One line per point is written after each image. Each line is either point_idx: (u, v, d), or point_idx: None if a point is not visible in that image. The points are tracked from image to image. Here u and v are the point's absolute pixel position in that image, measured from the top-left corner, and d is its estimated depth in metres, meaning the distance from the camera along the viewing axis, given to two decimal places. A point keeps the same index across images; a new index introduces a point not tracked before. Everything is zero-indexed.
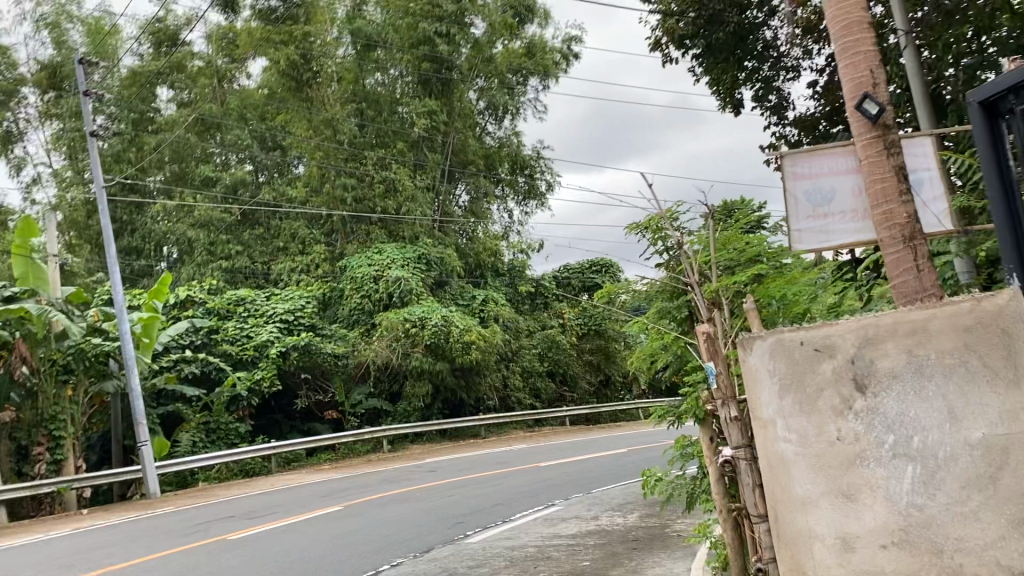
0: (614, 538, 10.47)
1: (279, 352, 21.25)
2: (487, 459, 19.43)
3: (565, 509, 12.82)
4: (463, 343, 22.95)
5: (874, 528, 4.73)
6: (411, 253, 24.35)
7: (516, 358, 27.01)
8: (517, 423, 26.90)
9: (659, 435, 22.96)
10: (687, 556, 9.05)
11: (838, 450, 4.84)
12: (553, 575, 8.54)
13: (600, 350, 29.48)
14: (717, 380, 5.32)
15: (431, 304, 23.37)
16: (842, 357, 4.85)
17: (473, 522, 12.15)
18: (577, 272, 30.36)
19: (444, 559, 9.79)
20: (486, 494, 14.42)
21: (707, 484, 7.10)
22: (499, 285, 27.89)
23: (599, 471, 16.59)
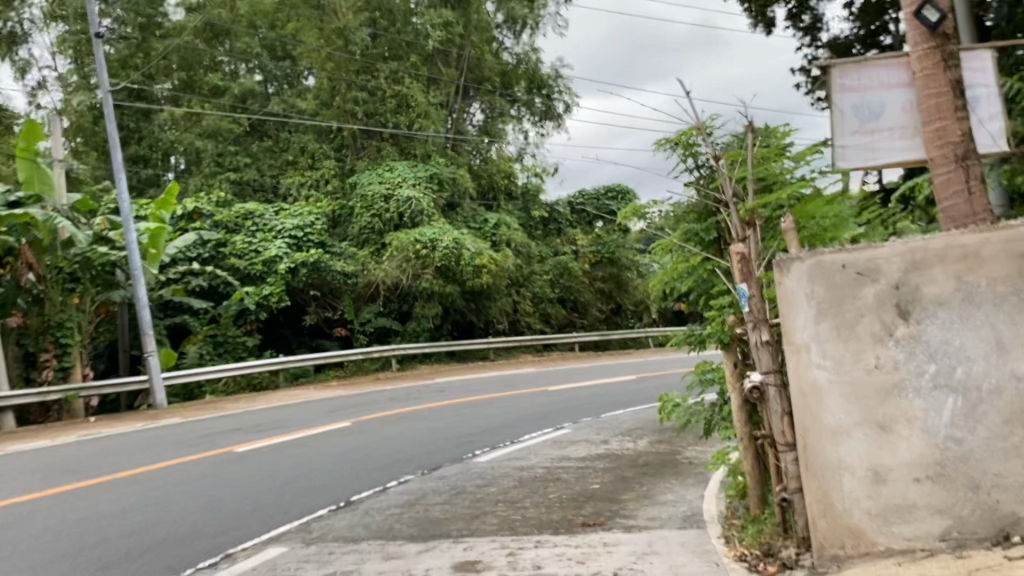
0: (624, 463, 10.35)
1: (288, 268, 21.10)
2: (495, 382, 19.37)
3: (574, 432, 12.72)
4: (474, 266, 22.72)
5: (908, 460, 4.53)
6: (424, 172, 23.95)
7: (527, 284, 26.75)
8: (525, 347, 26.87)
9: (669, 364, 22.84)
10: (699, 483, 8.91)
11: (874, 379, 4.60)
12: (563, 496, 8.42)
13: (612, 278, 29.23)
14: (750, 303, 5.00)
15: (442, 224, 23.05)
16: (886, 282, 4.60)
17: (481, 442, 12.06)
18: (592, 198, 29.85)
19: (452, 477, 9.70)
20: (495, 416, 14.33)
21: (727, 411, 6.86)
22: (512, 209, 27.48)
23: (609, 396, 16.49)
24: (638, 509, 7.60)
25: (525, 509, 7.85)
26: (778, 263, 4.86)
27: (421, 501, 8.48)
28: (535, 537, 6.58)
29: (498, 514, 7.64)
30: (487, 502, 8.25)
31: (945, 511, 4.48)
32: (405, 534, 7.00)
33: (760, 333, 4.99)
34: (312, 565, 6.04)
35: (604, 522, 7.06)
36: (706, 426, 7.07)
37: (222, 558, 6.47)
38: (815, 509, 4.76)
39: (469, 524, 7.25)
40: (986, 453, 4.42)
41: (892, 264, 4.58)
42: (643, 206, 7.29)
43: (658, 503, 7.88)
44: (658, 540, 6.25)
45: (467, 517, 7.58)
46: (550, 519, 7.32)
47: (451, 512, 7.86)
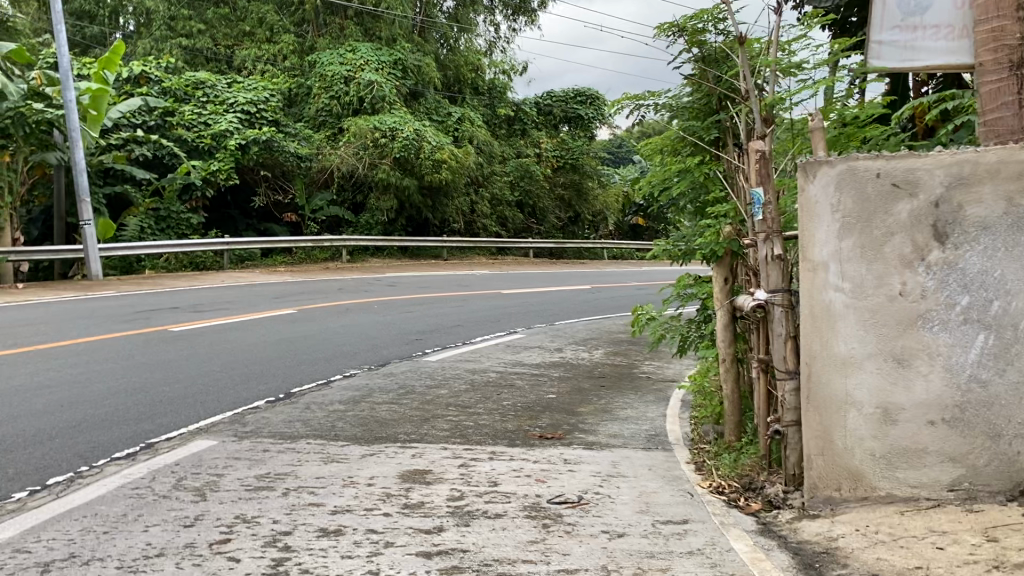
0: (581, 373, 9.88)
1: (238, 144, 19.88)
2: (448, 281, 18.77)
3: (528, 338, 12.23)
4: (434, 161, 21.61)
5: (924, 401, 4.03)
6: (388, 56, 22.67)
7: (487, 184, 25.72)
8: (480, 249, 26.23)
9: (624, 276, 22.42)
10: (660, 399, 8.47)
11: (896, 308, 4.06)
12: (517, 403, 7.93)
13: (573, 185, 28.42)
14: (764, 211, 4.35)
15: (403, 112, 22.02)
16: (926, 198, 4.00)
17: (431, 341, 11.49)
18: (560, 100, 28.80)
19: (401, 376, 9.15)
20: (445, 315, 13.74)
21: (708, 330, 6.29)
22: (477, 104, 26.15)
23: (563, 304, 16.01)
24: (599, 423, 7.11)
25: (479, 415, 7.31)
26: (803, 167, 4.23)
27: (366, 399, 7.89)
28: (490, 448, 6.04)
29: (450, 420, 7.08)
30: (438, 406, 7.70)
31: (958, 460, 4.02)
32: (349, 434, 6.42)
33: (773, 247, 4.38)
34: (243, 464, 5.41)
35: (563, 436, 6.54)
36: (682, 345, 6.47)
37: (143, 448, 5.80)
38: (813, 445, 4.27)
39: (417, 429, 6.68)
40: (1013, 399, 3.95)
41: (935, 179, 3.97)
42: (636, 98, 6.51)
43: (621, 418, 7.40)
44: (623, 461, 5.75)
45: (416, 420, 7.02)
46: (505, 428, 6.79)
47: (398, 413, 7.28)
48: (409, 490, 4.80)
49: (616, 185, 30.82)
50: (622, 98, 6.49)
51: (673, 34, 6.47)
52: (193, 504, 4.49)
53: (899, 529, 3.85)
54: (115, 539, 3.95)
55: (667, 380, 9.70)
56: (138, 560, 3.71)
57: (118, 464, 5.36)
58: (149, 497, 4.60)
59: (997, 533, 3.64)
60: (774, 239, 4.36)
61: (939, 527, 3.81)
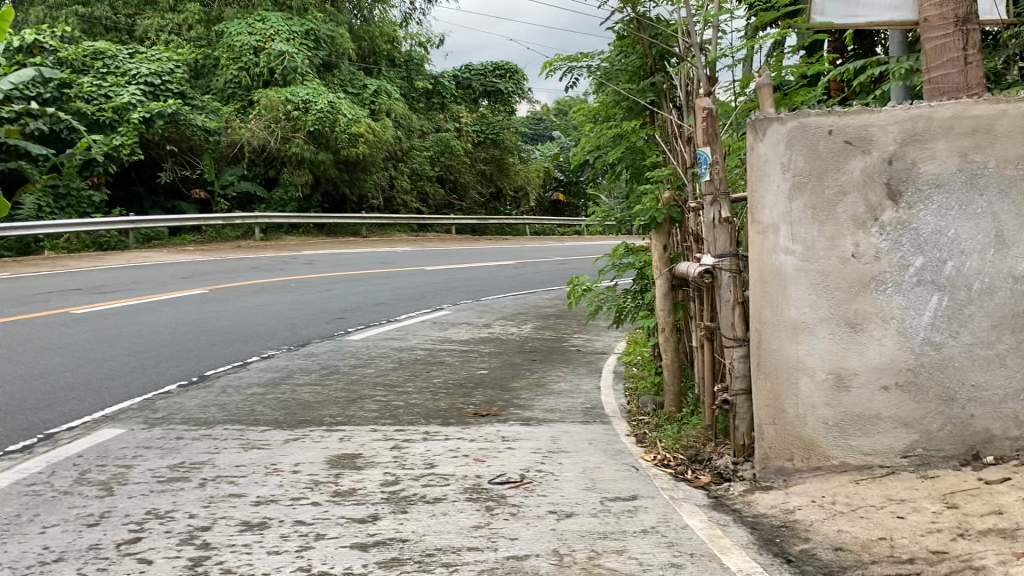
0: (511, 348, 9.63)
1: (142, 118, 18.86)
2: (368, 258, 18.28)
3: (454, 314, 11.92)
4: (350, 134, 21.00)
5: (878, 365, 3.91)
6: (300, 26, 21.83)
7: (405, 159, 25.24)
8: (401, 226, 25.68)
9: (548, 251, 22.28)
10: (594, 372, 8.30)
11: (849, 271, 3.91)
12: (448, 381, 7.64)
13: (494, 161, 27.99)
14: (712, 170, 4.11)
15: (317, 85, 21.29)
16: (879, 155, 3.85)
17: (354, 319, 11.08)
18: (479, 73, 28.34)
19: (324, 356, 8.74)
20: (367, 293, 13.31)
21: (645, 299, 6.10)
22: (394, 77, 25.51)
23: (488, 280, 15.76)
24: (534, 399, 6.88)
25: (408, 394, 6.98)
26: (752, 125, 4.02)
27: (287, 381, 7.48)
28: (423, 428, 5.74)
29: (378, 400, 6.74)
30: (365, 385, 7.34)
31: (913, 425, 3.91)
32: (271, 418, 6.03)
33: (720, 210, 4.14)
34: (155, 454, 4.97)
35: (498, 413, 6.28)
36: (619, 316, 6.26)
37: (42, 440, 5.30)
38: (764, 414, 4.10)
39: (344, 410, 6.32)
40: (967, 361, 3.85)
41: (888, 135, 3.83)
42: (569, 59, 6.25)
43: (556, 393, 7.18)
44: (563, 436, 5.52)
45: (343, 401, 6.65)
46: (437, 407, 6.48)
47: (322, 394, 6.90)
48: (339, 477, 4.46)
49: (537, 161, 30.64)
50: (553, 59, 6.23)
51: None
52: (98, 500, 4.06)
53: (855, 499, 3.73)
54: (7, 544, 3.51)
55: (599, 353, 9.54)
56: (34, 567, 3.29)
57: (13, 458, 4.86)
58: (47, 495, 4.14)
59: (957, 499, 3.54)
60: (721, 201, 4.13)
61: (896, 495, 3.70)
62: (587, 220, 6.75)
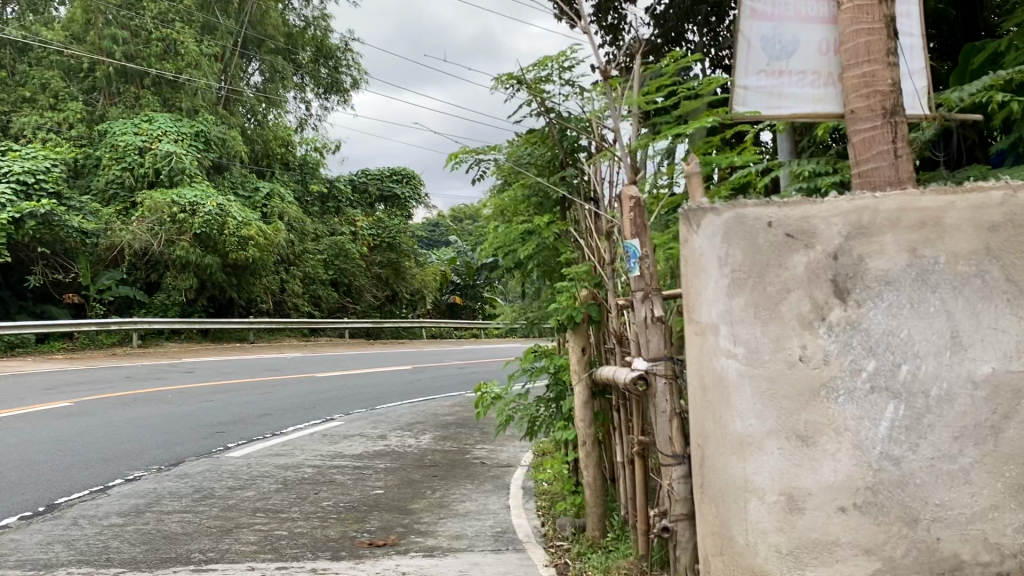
0: (409, 462, 8.87)
1: (11, 218, 17.49)
2: (256, 365, 17.22)
3: (347, 425, 11.06)
4: (239, 238, 20.29)
5: (833, 484, 3.45)
6: (189, 128, 21.02)
7: (298, 263, 24.49)
8: (291, 331, 24.66)
9: (447, 355, 21.73)
10: (501, 488, 7.64)
11: (798, 377, 3.48)
12: (338, 503, 6.83)
13: (390, 264, 27.59)
14: (641, 265, 3.67)
15: (206, 186, 20.48)
16: (824, 249, 3.48)
17: (235, 434, 10.08)
18: (376, 178, 28.33)
19: (198, 477, 7.77)
20: (251, 403, 12.29)
21: (559, 408, 5.60)
22: (287, 181, 24.92)
23: (383, 387, 14.96)
24: (437, 523, 6.16)
25: (294, 522, 6.14)
26: (685, 215, 3.63)
27: (152, 508, 6.52)
28: (309, 565, 4.96)
29: (257, 530, 5.89)
30: (243, 512, 6.47)
31: (875, 551, 3.45)
32: (126, 556, 5.13)
33: (653, 307, 3.68)
34: None
35: (397, 542, 5.54)
36: (531, 429, 5.71)
37: None
38: (711, 545, 3.67)
39: (216, 544, 5.46)
40: (929, 477, 3.44)
41: (833, 228, 3.48)
42: (476, 151, 5.84)
43: (461, 515, 6.48)
44: (472, 570, 4.87)
45: (215, 533, 5.77)
46: (325, 537, 5.69)
47: (192, 525, 5.99)
48: None
49: (433, 265, 30.33)
50: (459, 150, 5.81)
51: (512, 86, 5.91)
52: None
53: None
54: None
55: (506, 466, 8.88)
56: None
57: None
58: None
59: None
60: (653, 298, 3.68)
61: None
62: (492, 322, 6.26)
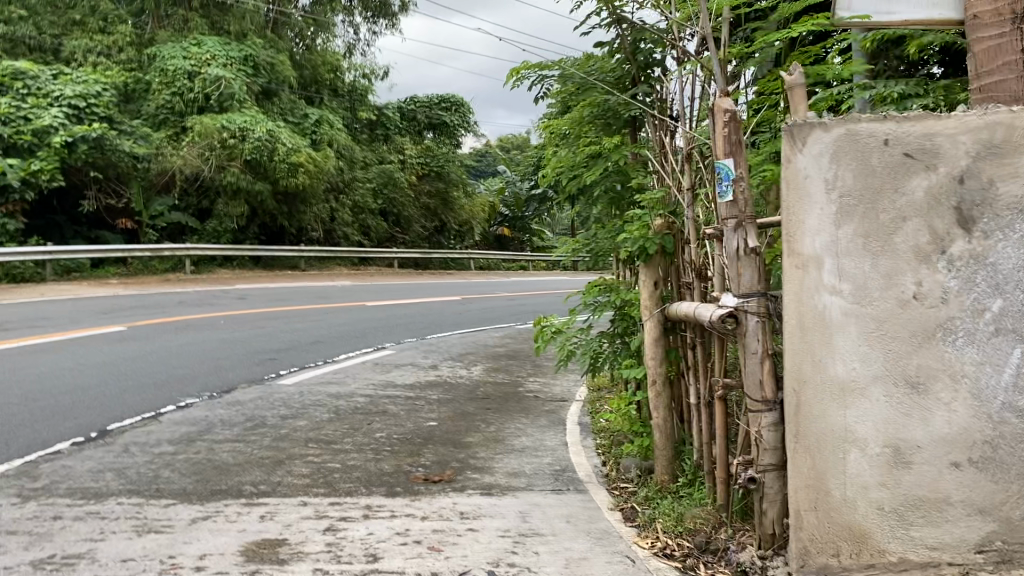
0: (461, 394, 8.64)
1: (64, 142, 17.46)
2: (305, 293, 17.12)
3: (397, 355, 10.89)
4: (290, 164, 20.04)
5: (945, 436, 3.09)
6: (237, 52, 20.61)
7: (347, 191, 24.23)
8: (341, 260, 24.55)
9: (495, 286, 21.45)
10: (557, 423, 7.37)
11: (910, 316, 3.10)
12: (391, 435, 6.63)
13: (439, 194, 27.34)
14: (734, 190, 3.27)
15: (254, 113, 20.14)
16: (947, 172, 3.07)
17: (287, 361, 9.97)
18: (425, 106, 27.92)
19: (250, 405, 7.64)
20: (302, 331, 12.18)
21: (625, 346, 5.24)
22: (336, 108, 24.46)
23: (433, 317, 14.77)
24: (494, 459, 5.92)
25: (346, 455, 5.95)
26: (788, 132, 3.21)
27: (204, 437, 6.39)
28: (363, 501, 4.76)
29: (310, 462, 5.71)
30: (295, 442, 6.30)
31: (992, 511, 3.10)
32: (177, 488, 4.97)
33: (747, 237, 3.28)
34: (18, 545, 3.92)
35: (453, 479, 5.31)
36: (593, 365, 5.35)
37: None
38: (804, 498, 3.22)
39: (268, 476, 5.29)
40: None
41: (959, 147, 3.05)
42: (538, 67, 5.40)
43: (518, 451, 6.23)
44: (534, 510, 4.60)
45: (267, 465, 5.61)
46: (379, 471, 5.49)
47: (244, 456, 5.83)
48: None
49: (482, 196, 29.91)
50: (521, 66, 5.38)
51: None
52: None
53: None
54: None
55: (560, 400, 8.61)
56: None
57: None
58: None
59: None
60: (748, 227, 3.29)
61: None
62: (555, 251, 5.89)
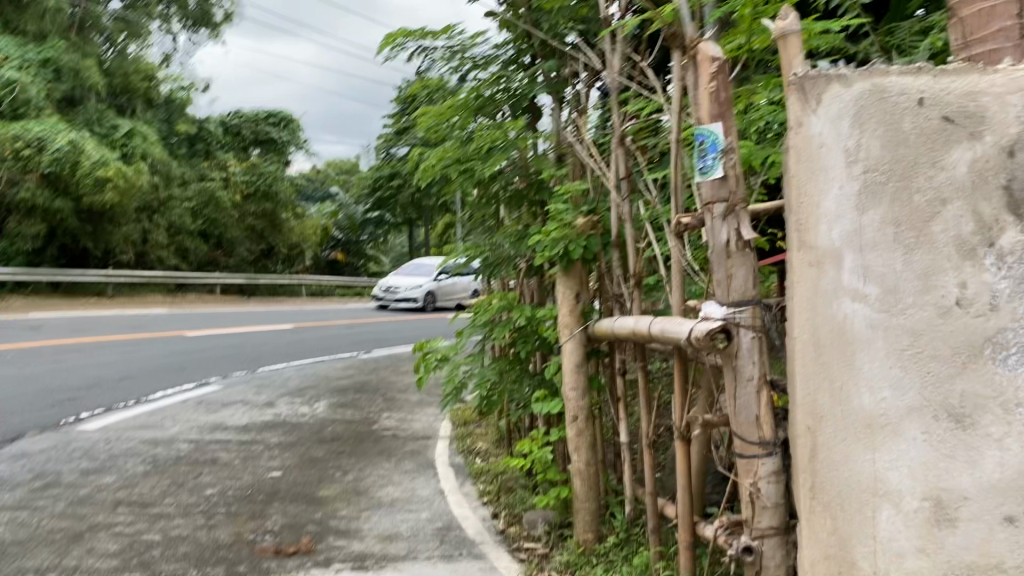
0: (306, 436, 7.40)
1: None
2: (113, 322, 15.08)
3: (226, 391, 9.43)
4: (96, 179, 17.73)
5: (997, 485, 2.25)
6: (36, 54, 18.00)
7: (162, 211, 21.97)
8: (155, 285, 22.13)
9: (330, 314, 20.01)
10: (425, 467, 6.32)
11: (950, 329, 2.28)
12: (226, 491, 5.36)
13: (266, 215, 25.62)
14: (723, 161, 2.44)
15: (56, 121, 17.59)
16: (995, 141, 2.27)
17: (90, 401, 8.34)
18: (251, 120, 26.12)
19: (40, 458, 6.12)
20: (109, 365, 10.44)
21: (524, 387, 4.39)
22: (152, 120, 22.09)
23: (265, 347, 13.28)
24: (359, 518, 4.80)
25: (169, 521, 4.66)
26: (796, 87, 2.47)
27: None
28: None
29: (119, 534, 4.40)
30: (100, 507, 4.93)
31: None
32: None
33: (741, 227, 2.45)
34: None
35: (313, 550, 4.18)
36: (487, 403, 4.50)
37: None
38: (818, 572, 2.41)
39: (61, 559, 3.96)
40: None
41: (1011, 110, 2.26)
42: (419, 36, 4.48)
43: (387, 506, 5.13)
44: None
45: (59, 542, 4.24)
46: (214, 543, 4.26)
47: (25, 530, 4.42)
48: None
49: (313, 219, 28.33)
50: (398, 33, 4.46)
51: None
52: None
53: None
54: None
55: (422, 438, 7.55)
56: None
57: None
58: None
59: None
60: (741, 214, 2.47)
61: None
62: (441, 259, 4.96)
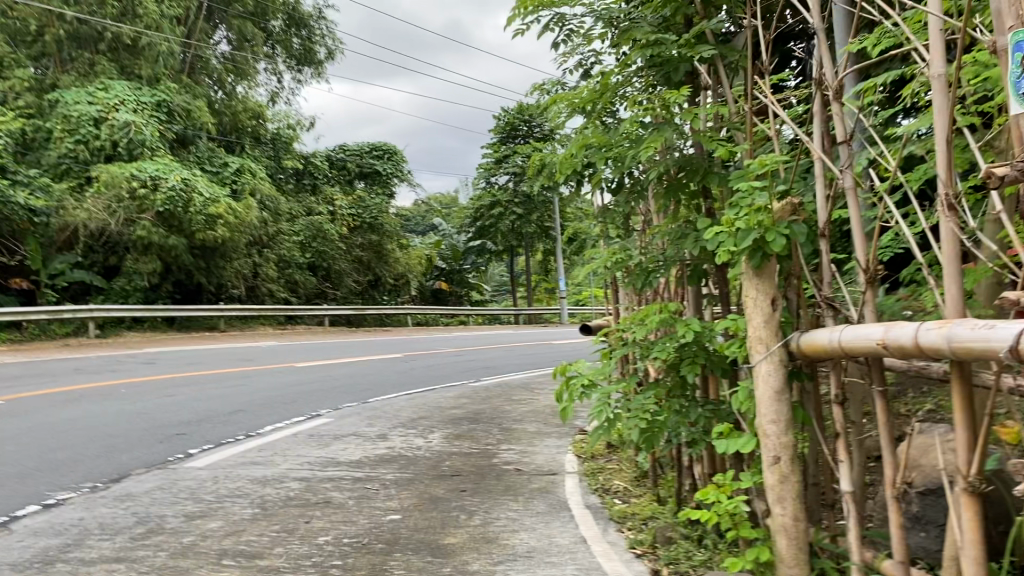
0: (423, 472, 6.74)
1: None
2: (224, 355, 14.87)
3: (337, 423, 8.90)
4: (207, 216, 17.78)
5: None
6: (150, 97, 18.10)
7: (272, 246, 22.03)
8: (265, 319, 22.12)
9: (437, 343, 19.53)
10: (558, 508, 5.54)
11: None
12: (342, 539, 4.70)
13: (371, 246, 25.41)
14: None
15: (168, 160, 17.77)
16: None
17: (200, 436, 7.90)
18: (356, 154, 26.56)
19: (144, 500, 5.61)
20: (219, 399, 10.04)
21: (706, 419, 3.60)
22: (259, 156, 22.11)
23: (374, 377, 12.81)
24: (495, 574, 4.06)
25: None
26: None
27: (72, 557, 4.37)
28: None
29: None
30: (205, 560, 4.33)
31: None
32: None
33: None
34: None
35: None
36: (647, 439, 3.66)
37: None
38: None
39: None
40: None
41: None
42: None
43: (524, 557, 4.37)
44: None
45: None
46: None
47: None
48: None
49: (417, 249, 28.09)
50: None
51: None
52: None
53: None
54: None
55: (549, 473, 6.79)
56: None
57: None
58: None
59: None
60: None
61: None
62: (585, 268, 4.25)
